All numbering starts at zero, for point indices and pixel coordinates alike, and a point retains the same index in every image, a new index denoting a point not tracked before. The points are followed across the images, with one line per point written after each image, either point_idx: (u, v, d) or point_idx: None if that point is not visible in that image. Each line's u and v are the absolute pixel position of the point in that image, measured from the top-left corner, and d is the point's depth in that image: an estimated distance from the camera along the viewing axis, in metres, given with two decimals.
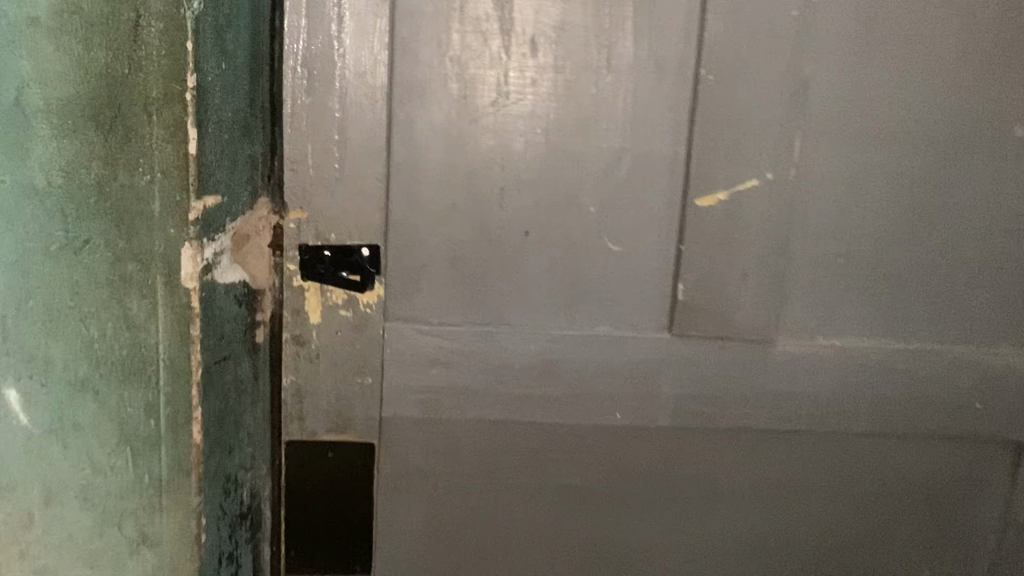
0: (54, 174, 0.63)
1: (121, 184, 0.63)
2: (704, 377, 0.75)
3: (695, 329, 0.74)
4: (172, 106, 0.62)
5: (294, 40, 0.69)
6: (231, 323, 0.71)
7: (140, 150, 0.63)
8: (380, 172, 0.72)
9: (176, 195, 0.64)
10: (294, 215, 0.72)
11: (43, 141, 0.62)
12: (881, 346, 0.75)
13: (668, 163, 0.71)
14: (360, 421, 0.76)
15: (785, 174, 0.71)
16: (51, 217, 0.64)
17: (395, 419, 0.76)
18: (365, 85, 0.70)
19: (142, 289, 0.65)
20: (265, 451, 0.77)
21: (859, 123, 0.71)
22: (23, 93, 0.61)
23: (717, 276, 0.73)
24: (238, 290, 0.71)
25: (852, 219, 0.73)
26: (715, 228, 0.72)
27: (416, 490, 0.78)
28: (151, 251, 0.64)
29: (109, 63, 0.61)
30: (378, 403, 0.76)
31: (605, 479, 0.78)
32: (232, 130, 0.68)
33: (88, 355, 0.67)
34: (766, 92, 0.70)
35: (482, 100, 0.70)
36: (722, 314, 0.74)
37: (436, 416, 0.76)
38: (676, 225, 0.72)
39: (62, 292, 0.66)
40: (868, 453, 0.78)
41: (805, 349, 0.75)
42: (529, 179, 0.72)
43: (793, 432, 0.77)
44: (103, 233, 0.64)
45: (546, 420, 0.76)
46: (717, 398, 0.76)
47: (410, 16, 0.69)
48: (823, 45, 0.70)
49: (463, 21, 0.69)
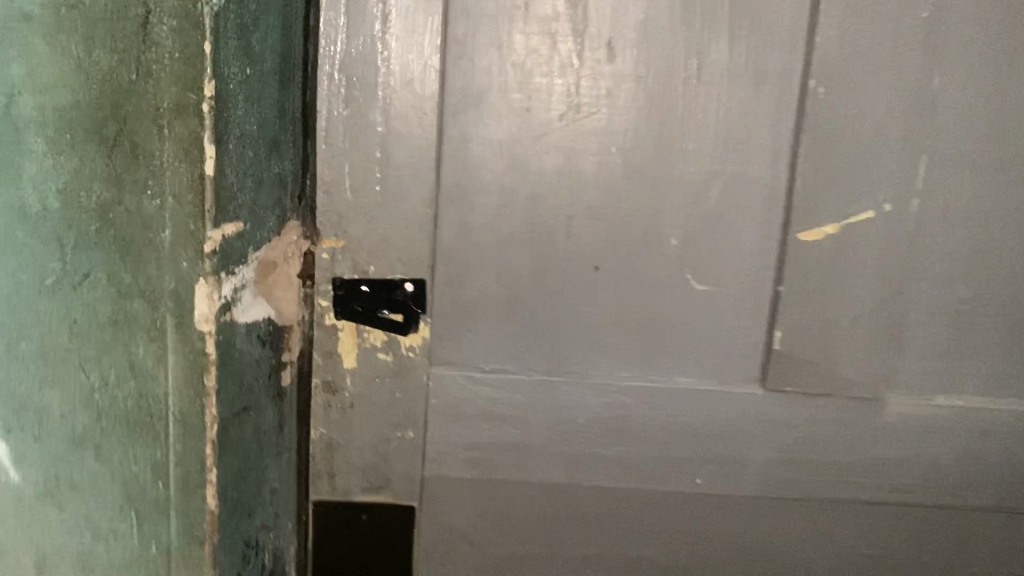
0: (49, 196, 0.54)
1: (126, 210, 0.54)
2: (800, 439, 0.64)
3: (791, 385, 0.63)
4: (187, 119, 0.53)
5: (332, 41, 0.60)
6: (253, 368, 0.61)
7: (150, 170, 0.53)
8: (427, 196, 0.62)
9: (190, 223, 0.54)
10: (328, 243, 0.63)
11: (38, 158, 0.53)
12: (1014, 409, 0.64)
13: (766, 190, 0.60)
14: (399, 481, 0.67)
15: (906, 206, 0.60)
16: (45, 247, 0.55)
17: (439, 479, 0.66)
18: (414, 95, 0.60)
19: (149, 332, 0.56)
20: (291, 508, 0.66)
21: (1000, 146, 0.59)
22: (13, 103, 0.52)
23: (821, 324, 0.62)
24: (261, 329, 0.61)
25: (985, 259, 0.61)
26: (819, 267, 0.61)
27: (461, 559, 0.68)
28: (161, 287, 0.55)
29: (114, 67, 0.52)
30: (421, 460, 0.66)
31: (679, 554, 0.67)
32: (258, 145, 0.57)
33: (88, 406, 0.57)
34: (888, 108, 0.59)
35: (548, 114, 0.60)
36: (824, 368, 0.63)
37: (486, 477, 0.66)
38: (773, 263, 0.62)
39: (58, 334, 0.56)
40: (989, 533, 0.67)
41: (921, 410, 0.64)
42: (599, 206, 0.61)
43: (902, 506, 0.66)
44: (106, 266, 0.55)
45: (613, 484, 0.66)
46: (814, 464, 0.65)
47: (467, 15, 0.59)
48: (961, 53, 0.58)
49: (529, 20, 0.58)
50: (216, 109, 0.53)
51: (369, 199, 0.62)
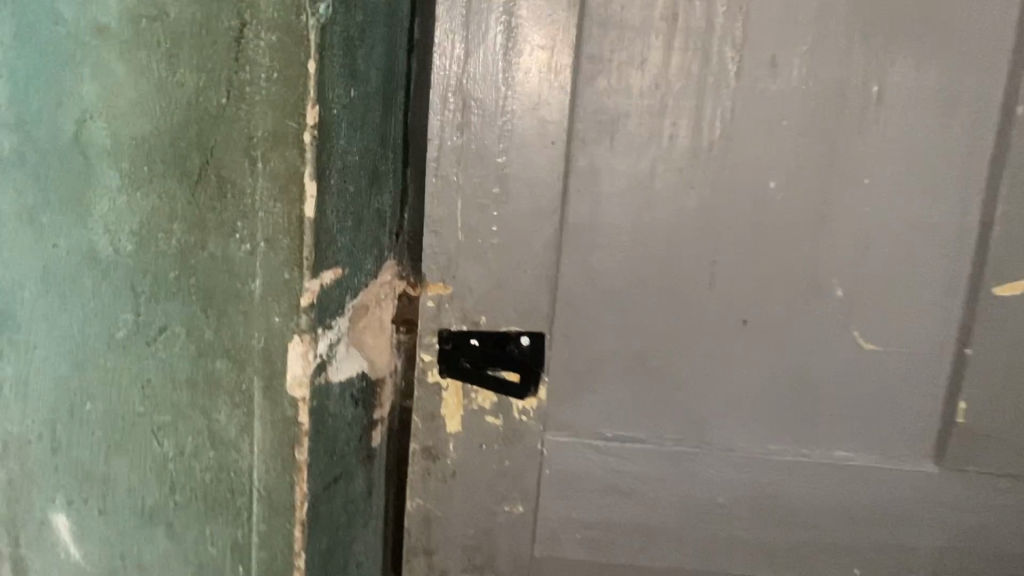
0: (122, 238, 0.46)
1: (211, 255, 0.46)
2: (978, 524, 0.56)
3: (973, 462, 0.55)
4: (283, 152, 0.44)
5: (444, 59, 0.52)
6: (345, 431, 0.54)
7: (239, 210, 0.45)
8: (549, 238, 0.53)
9: (283, 272, 0.46)
10: (434, 289, 0.55)
11: (110, 193, 0.46)
12: None
13: (957, 236, 0.52)
14: (505, 560, 0.59)
15: None
16: (115, 297, 0.47)
17: (552, 559, 0.58)
18: (539, 121, 0.52)
19: (233, 396, 0.48)
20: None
21: None
22: (84, 129, 0.45)
23: (1010, 392, 0.54)
24: (353, 387, 0.54)
25: None
26: (1013, 326, 0.53)
27: None
28: (249, 346, 0.47)
29: (201, 89, 0.44)
30: (531, 538, 0.58)
31: None
32: (359, 179, 0.50)
33: (161, 478, 0.50)
34: None
35: (698, 143, 0.52)
36: (1010, 443, 0.55)
37: (607, 559, 0.58)
38: (958, 320, 0.53)
39: (128, 395, 0.49)
40: None
41: None
42: (752, 253, 0.53)
43: None
44: (186, 320, 0.47)
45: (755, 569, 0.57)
46: (991, 553, 0.56)
47: (609, 28, 0.51)
48: None
49: (683, 35, 0.50)
50: (319, 139, 0.44)
51: (482, 242, 0.54)
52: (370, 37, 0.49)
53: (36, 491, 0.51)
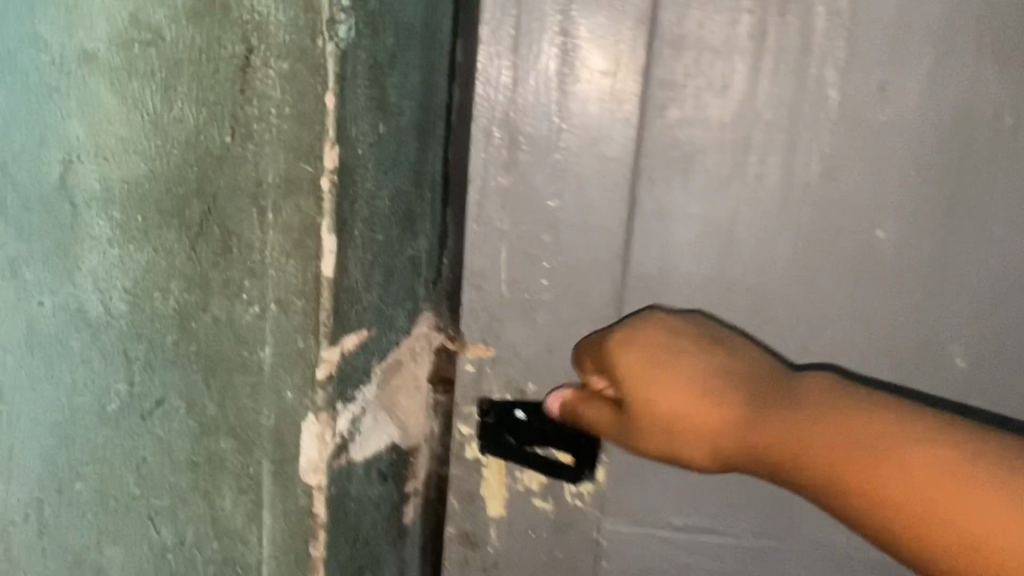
0: (113, 296, 0.40)
1: (213, 319, 0.39)
2: None
3: None
4: (297, 199, 0.37)
5: (491, 87, 0.46)
6: (372, 513, 0.47)
7: (246, 267, 0.39)
8: (610, 290, 0.49)
9: (297, 339, 0.39)
10: (475, 352, 0.50)
11: (100, 245, 0.40)
12: None
13: None
14: None
15: None
16: (108, 364, 0.41)
17: None
18: (600, 159, 0.47)
19: (239, 481, 0.41)
20: None
21: None
22: (70, 172, 0.39)
23: None
24: (382, 461, 0.47)
25: None
26: None
27: None
28: (257, 425, 0.40)
29: (202, 126, 0.37)
30: None
31: None
32: (390, 226, 0.43)
33: (160, 568, 0.44)
34: None
35: (789, 181, 0.46)
36: None
37: None
38: None
39: (121, 475, 0.42)
40: None
41: None
42: (844, 301, 0.47)
43: None
44: (185, 392, 0.41)
45: None
46: None
47: (689, 53, 0.45)
48: None
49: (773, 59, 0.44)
50: (339, 185, 0.38)
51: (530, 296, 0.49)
52: (400, 62, 0.42)
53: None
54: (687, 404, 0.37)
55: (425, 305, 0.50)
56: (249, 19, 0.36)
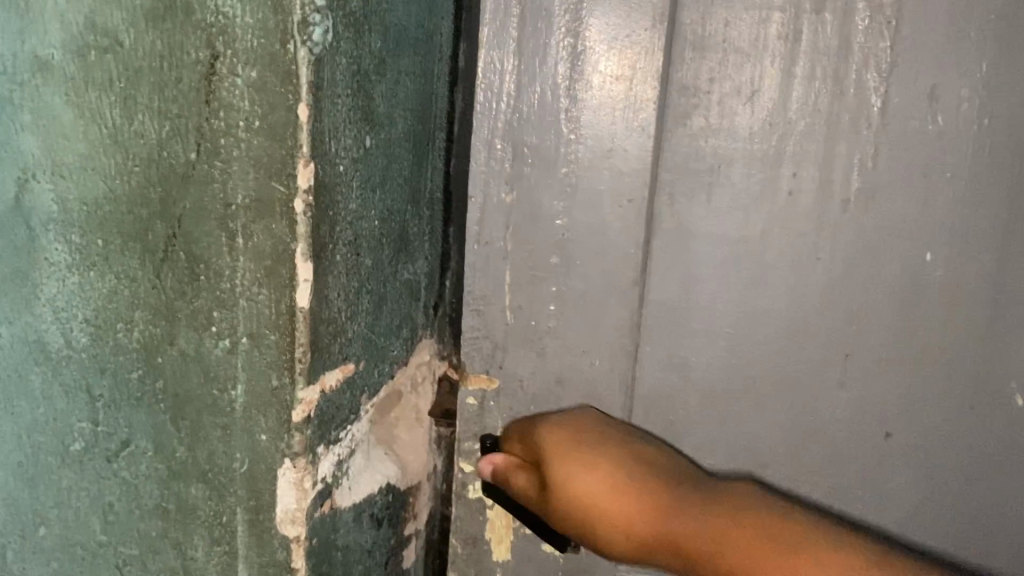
0: (74, 327, 0.37)
1: (181, 353, 0.36)
2: None
3: None
4: (269, 222, 0.34)
5: (495, 96, 0.45)
6: (365, 559, 0.43)
7: (215, 297, 0.35)
8: (630, 307, 0.47)
9: (270, 376, 0.35)
10: (477, 382, 0.49)
11: (59, 272, 0.36)
12: None
13: None
14: None
15: None
16: (70, 401, 0.37)
17: None
18: (614, 173, 0.46)
19: (212, 532, 0.37)
20: None
21: None
22: (27, 191, 0.36)
23: None
24: (377, 504, 0.43)
25: None
26: None
27: None
28: (230, 470, 0.36)
29: (164, 141, 0.34)
30: None
31: None
32: (379, 248, 0.40)
33: None
34: None
35: (815, 191, 0.45)
36: None
37: None
38: None
39: (87, 522, 0.39)
40: None
41: None
42: (874, 320, 0.46)
43: None
44: (152, 432, 0.37)
45: None
46: None
47: (715, 59, 0.44)
48: None
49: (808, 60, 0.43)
50: (315, 207, 0.34)
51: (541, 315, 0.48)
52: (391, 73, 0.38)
53: None
54: (602, 501, 0.41)
55: (421, 329, 0.47)
56: (213, 21, 0.32)
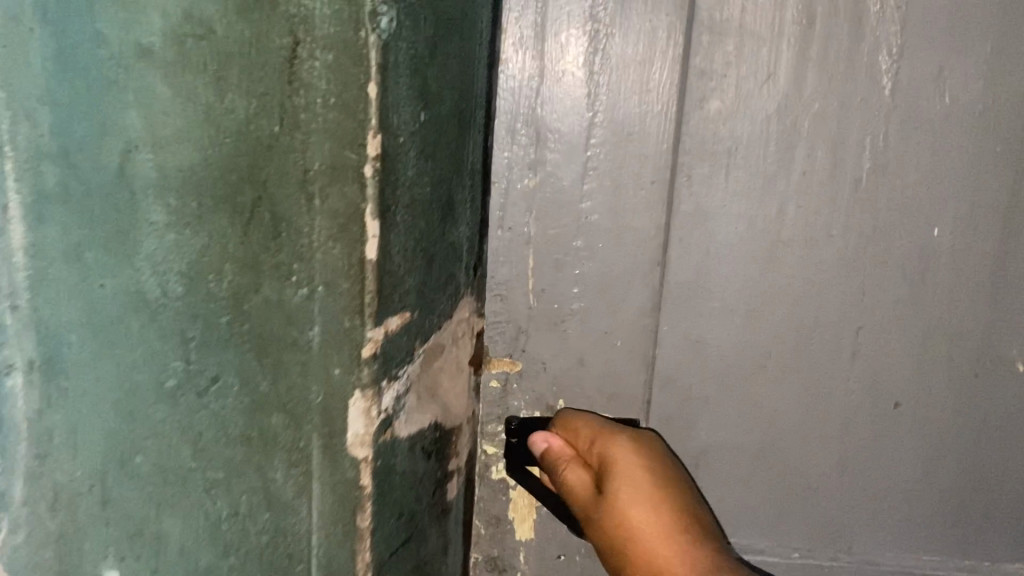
0: (171, 278, 0.42)
1: (265, 300, 0.41)
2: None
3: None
4: (342, 187, 0.40)
5: (523, 88, 0.58)
6: (417, 489, 0.49)
7: (296, 252, 0.41)
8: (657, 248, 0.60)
9: (343, 320, 0.41)
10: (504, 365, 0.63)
11: (157, 230, 0.42)
12: None
13: None
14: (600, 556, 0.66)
15: None
16: (165, 342, 0.43)
17: None
18: (640, 147, 0.58)
19: (291, 454, 0.43)
20: None
21: None
22: (129, 160, 0.41)
23: None
24: (425, 440, 0.49)
25: None
26: None
27: None
28: (306, 399, 0.43)
29: (253, 116, 0.39)
30: None
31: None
32: (431, 212, 0.45)
33: (214, 540, 0.45)
34: None
35: (806, 149, 0.58)
36: None
37: None
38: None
39: (179, 449, 0.45)
40: None
41: None
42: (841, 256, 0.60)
43: None
44: (239, 370, 0.42)
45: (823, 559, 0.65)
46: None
47: (739, 35, 0.56)
48: None
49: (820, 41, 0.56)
50: (381, 172, 0.40)
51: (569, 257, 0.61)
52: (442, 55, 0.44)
53: (83, 547, 0.47)
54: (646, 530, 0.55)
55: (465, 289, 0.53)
56: (295, 13, 0.38)
